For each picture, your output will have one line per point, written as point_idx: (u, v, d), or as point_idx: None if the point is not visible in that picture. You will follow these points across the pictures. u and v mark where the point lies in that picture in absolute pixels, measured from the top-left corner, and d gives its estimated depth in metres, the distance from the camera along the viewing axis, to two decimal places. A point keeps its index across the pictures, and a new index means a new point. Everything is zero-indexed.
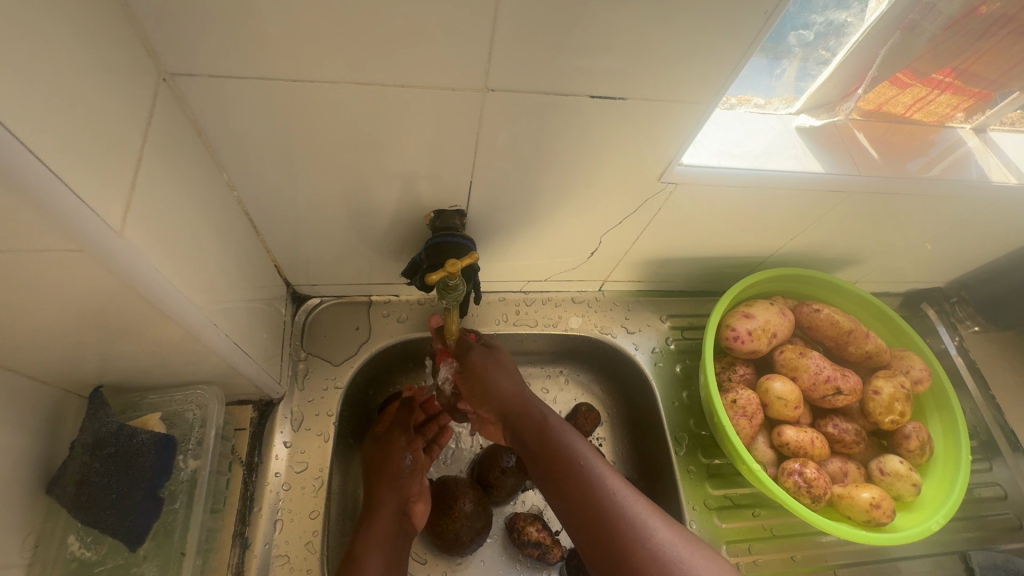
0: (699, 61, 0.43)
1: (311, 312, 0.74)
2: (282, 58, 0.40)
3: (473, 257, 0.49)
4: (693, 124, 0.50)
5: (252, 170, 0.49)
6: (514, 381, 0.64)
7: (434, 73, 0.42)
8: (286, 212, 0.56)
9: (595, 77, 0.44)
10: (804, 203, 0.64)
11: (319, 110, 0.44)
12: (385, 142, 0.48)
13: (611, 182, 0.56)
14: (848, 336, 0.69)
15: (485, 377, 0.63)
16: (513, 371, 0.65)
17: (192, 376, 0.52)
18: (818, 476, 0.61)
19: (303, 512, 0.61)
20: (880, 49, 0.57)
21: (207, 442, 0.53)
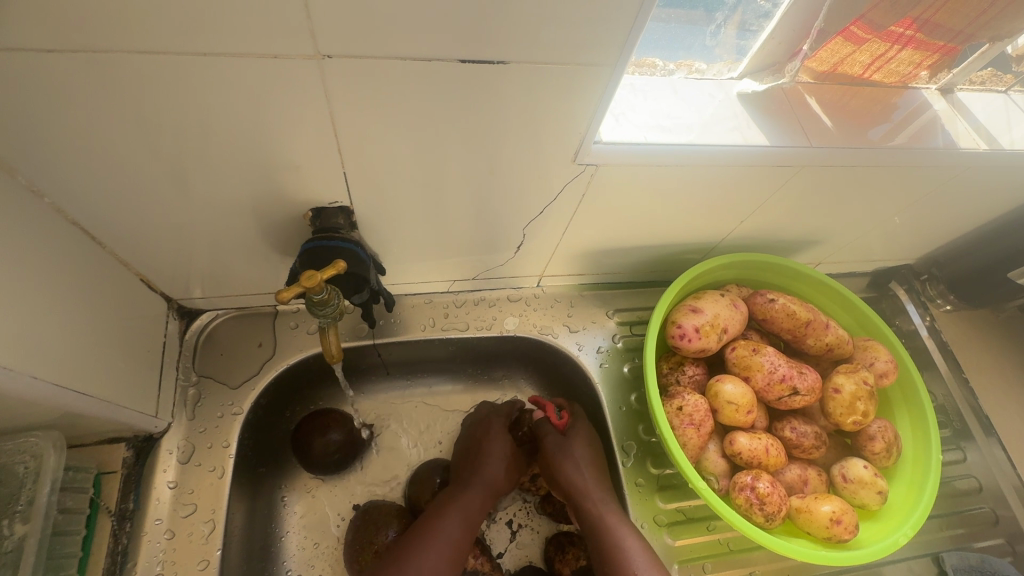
0: (591, 10, 0.35)
1: (205, 329, 0.65)
2: (28, 20, 0.30)
3: (336, 266, 0.44)
4: (601, 93, 0.41)
5: (60, 171, 0.40)
6: (590, 471, 0.61)
7: (247, 36, 0.33)
8: (127, 220, 0.46)
9: (461, 36, 0.35)
10: (751, 181, 0.56)
11: (112, 91, 0.35)
12: (217, 128, 0.39)
13: (519, 166, 0.48)
14: (806, 328, 0.62)
15: (557, 462, 0.62)
16: (591, 460, 0.62)
17: (13, 425, 0.43)
18: (773, 490, 0.54)
19: (190, 563, 0.53)
20: (827, 0, 0.50)
21: (38, 501, 0.44)
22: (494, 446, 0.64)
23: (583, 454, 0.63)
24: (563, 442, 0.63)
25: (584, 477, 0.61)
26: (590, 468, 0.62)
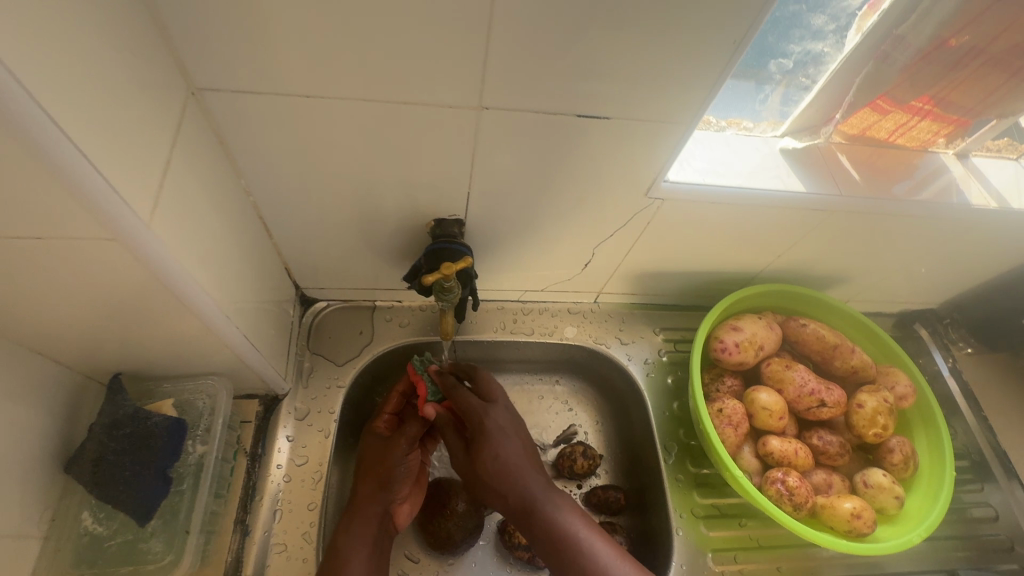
0: (675, 85, 0.48)
1: (317, 315, 0.78)
2: (296, 77, 0.44)
3: (466, 262, 0.57)
4: (674, 143, 0.54)
5: (268, 178, 0.54)
6: (522, 441, 0.63)
7: (433, 93, 0.47)
8: (297, 218, 0.60)
9: (579, 99, 0.48)
10: (788, 222, 0.67)
11: (329, 125, 0.49)
12: (389, 154, 0.53)
13: (600, 195, 0.60)
14: (833, 350, 0.71)
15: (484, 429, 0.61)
16: (526, 424, 0.65)
17: (203, 368, 0.56)
18: (800, 484, 0.63)
19: (302, 504, 0.64)
20: (856, 78, 0.60)
21: (215, 429, 0.57)
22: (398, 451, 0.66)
23: (516, 416, 0.65)
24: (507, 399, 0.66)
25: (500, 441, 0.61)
26: (520, 439, 0.63)
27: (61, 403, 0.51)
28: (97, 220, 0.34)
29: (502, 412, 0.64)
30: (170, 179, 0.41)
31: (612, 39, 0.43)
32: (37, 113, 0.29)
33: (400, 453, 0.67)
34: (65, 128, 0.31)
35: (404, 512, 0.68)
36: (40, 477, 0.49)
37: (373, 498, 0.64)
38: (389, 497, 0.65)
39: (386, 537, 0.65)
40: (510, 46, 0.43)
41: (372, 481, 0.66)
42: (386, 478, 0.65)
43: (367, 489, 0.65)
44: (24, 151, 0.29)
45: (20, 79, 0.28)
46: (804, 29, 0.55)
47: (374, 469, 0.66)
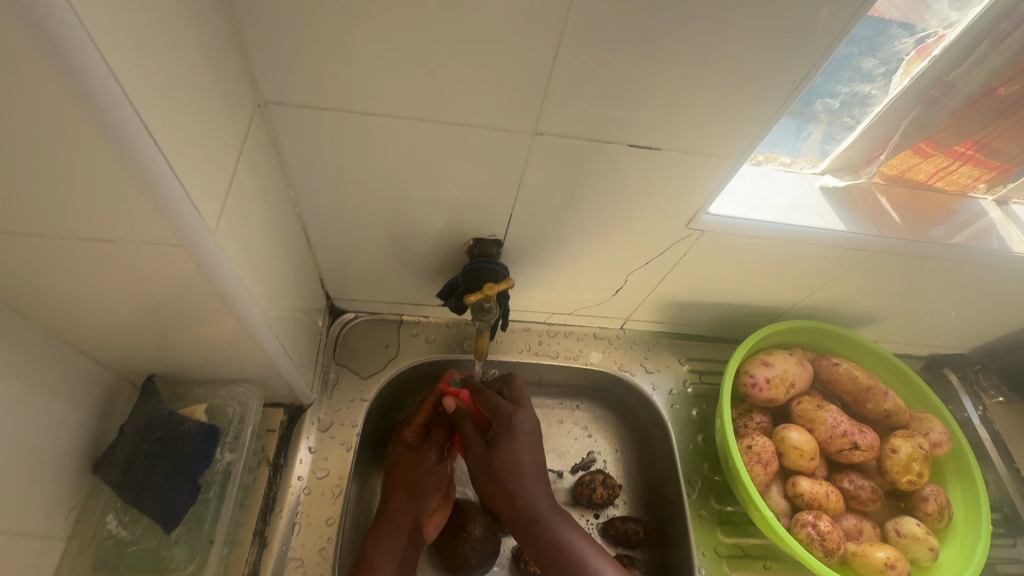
0: (727, 118, 0.49)
1: (345, 326, 0.78)
2: (361, 95, 0.46)
3: (508, 283, 0.57)
4: (722, 177, 0.55)
5: (318, 189, 0.55)
6: (534, 479, 0.61)
7: (490, 116, 0.48)
8: (338, 230, 0.61)
9: (632, 128, 0.50)
10: (826, 259, 0.67)
11: (384, 141, 0.50)
12: (439, 173, 0.54)
13: (640, 223, 0.61)
14: (866, 393, 0.71)
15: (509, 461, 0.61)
16: (533, 454, 0.63)
17: (237, 374, 0.57)
18: (832, 530, 0.62)
19: (321, 518, 0.63)
20: (902, 121, 0.60)
21: (244, 436, 0.57)
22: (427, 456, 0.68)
23: (533, 450, 0.63)
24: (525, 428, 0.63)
25: (515, 477, 0.61)
26: (533, 479, 0.61)
27: (100, 400, 0.52)
28: (172, 228, 0.35)
29: (512, 451, 0.62)
30: (235, 185, 0.42)
31: (676, 74, 0.45)
32: (134, 121, 0.29)
33: (430, 463, 0.68)
34: (155, 136, 0.31)
35: (433, 522, 0.68)
36: (70, 477, 0.49)
37: (403, 508, 0.65)
38: (419, 507, 0.66)
39: (417, 547, 0.65)
40: (571, 74, 0.45)
41: (404, 491, 0.66)
42: (416, 487, 0.66)
43: (401, 498, 0.66)
44: (115, 154, 0.30)
45: (124, 87, 0.28)
46: (853, 71, 0.55)
47: (406, 479, 0.67)
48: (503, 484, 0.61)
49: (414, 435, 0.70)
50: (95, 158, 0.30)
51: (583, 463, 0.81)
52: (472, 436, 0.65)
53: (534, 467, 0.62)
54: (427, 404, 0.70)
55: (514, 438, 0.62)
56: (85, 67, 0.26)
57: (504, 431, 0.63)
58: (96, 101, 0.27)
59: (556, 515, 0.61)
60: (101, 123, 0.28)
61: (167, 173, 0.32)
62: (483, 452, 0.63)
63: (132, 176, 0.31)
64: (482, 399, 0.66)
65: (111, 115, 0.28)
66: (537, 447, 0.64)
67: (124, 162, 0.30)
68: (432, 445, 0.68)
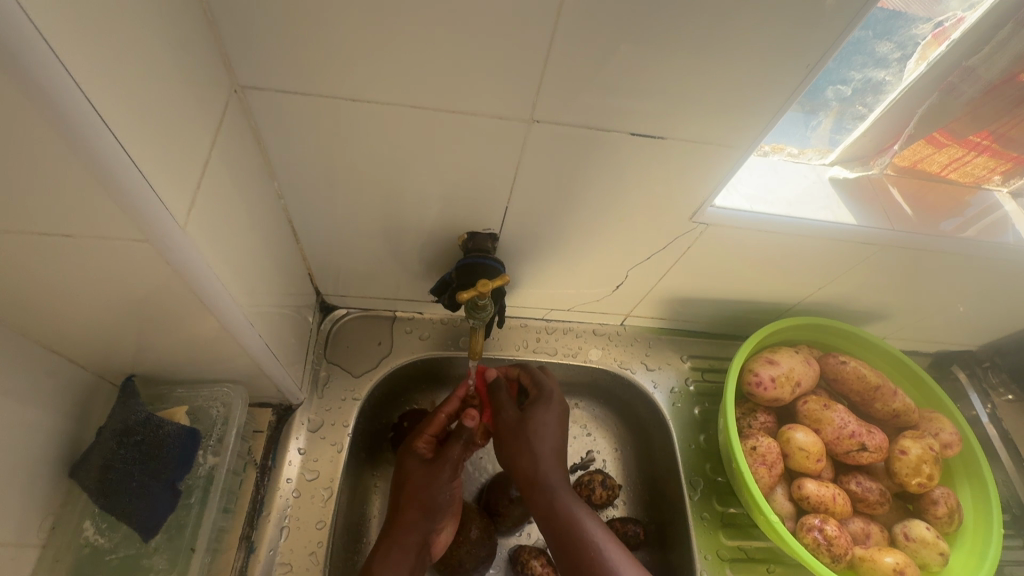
0: (734, 105, 0.46)
1: (336, 322, 0.75)
2: (343, 79, 0.43)
3: (503, 279, 0.55)
4: (728, 168, 0.53)
5: (303, 180, 0.53)
6: (554, 453, 0.63)
7: (482, 102, 0.45)
8: (326, 224, 0.58)
9: (633, 116, 0.47)
10: (834, 254, 0.64)
11: (371, 130, 0.47)
12: (429, 163, 0.51)
13: (641, 216, 0.58)
14: (875, 392, 0.68)
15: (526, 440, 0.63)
16: (558, 431, 0.64)
17: (220, 374, 0.54)
18: (839, 534, 0.60)
19: (310, 522, 0.61)
20: (918, 109, 0.57)
21: (227, 439, 0.56)
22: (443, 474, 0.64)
23: (555, 434, 0.64)
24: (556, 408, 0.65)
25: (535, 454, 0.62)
26: (553, 452, 0.63)
27: (76, 403, 0.49)
28: (133, 220, 0.33)
29: (543, 417, 0.64)
30: (207, 177, 0.39)
31: (681, 57, 0.42)
32: (80, 101, 0.27)
33: (444, 480, 0.64)
34: (107, 118, 0.28)
35: (443, 539, 0.64)
36: (44, 484, 0.47)
37: (414, 527, 0.62)
38: (429, 526, 0.62)
39: (422, 565, 0.62)
40: (568, 58, 0.42)
41: (416, 508, 0.63)
42: (428, 506, 0.63)
43: (412, 515, 0.62)
44: (61, 137, 0.27)
45: (66, 63, 0.26)
46: (867, 56, 0.52)
47: (418, 495, 0.63)
48: (526, 446, 0.62)
49: (428, 446, 0.67)
50: (39, 142, 0.27)
51: (582, 463, 0.79)
52: (506, 403, 0.66)
53: (557, 443, 0.63)
54: (440, 414, 0.67)
55: (547, 408, 0.64)
56: (19, 42, 0.23)
57: (540, 399, 0.65)
58: (34, 76, 0.25)
59: (569, 492, 0.61)
60: (42, 102, 0.26)
61: (122, 160, 0.30)
62: (516, 417, 0.64)
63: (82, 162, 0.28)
64: (526, 370, 0.69)
65: (53, 94, 0.26)
66: (563, 427, 0.65)
67: (71, 146, 0.28)
68: (449, 462, 0.65)
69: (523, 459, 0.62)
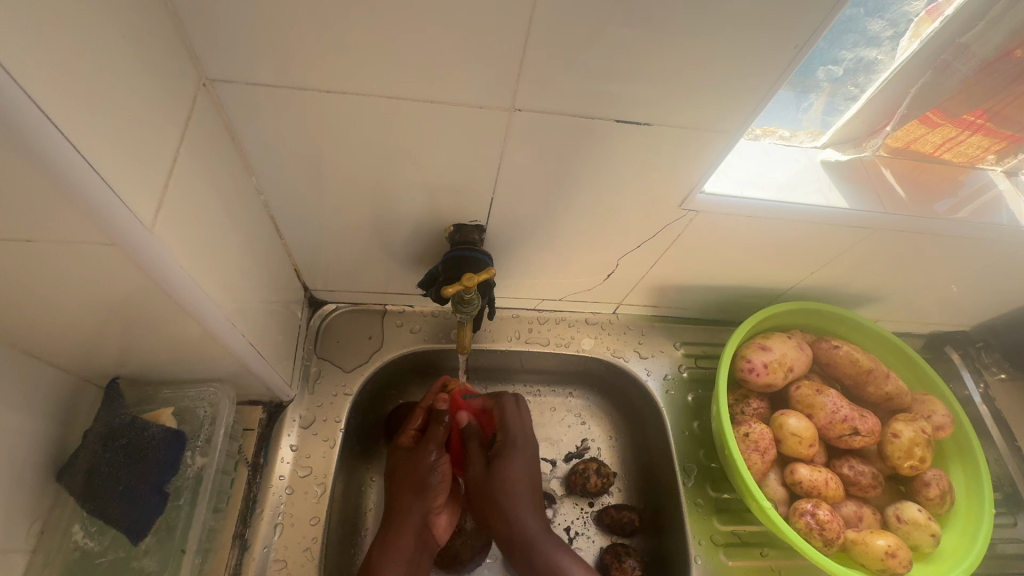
0: (721, 89, 0.45)
1: (326, 317, 0.74)
2: (316, 71, 0.41)
3: (489, 272, 0.54)
4: (717, 152, 0.52)
5: (282, 175, 0.51)
6: (528, 506, 0.62)
7: (461, 91, 0.44)
8: (309, 219, 0.57)
9: (617, 102, 0.46)
10: (827, 238, 0.64)
11: (349, 122, 0.46)
12: (410, 155, 0.50)
13: (629, 204, 0.57)
14: (868, 375, 0.68)
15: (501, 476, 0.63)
16: (529, 477, 0.64)
17: (207, 374, 0.54)
18: (832, 518, 0.60)
19: (304, 518, 0.61)
20: (910, 89, 0.56)
21: (215, 439, 0.55)
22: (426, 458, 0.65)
23: (527, 468, 0.64)
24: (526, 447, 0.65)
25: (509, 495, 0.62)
26: (526, 497, 0.63)
27: (61, 407, 0.49)
28: (95, 225, 0.32)
29: (510, 468, 0.64)
30: (176, 176, 0.38)
31: (664, 40, 0.41)
32: (26, 106, 0.25)
33: (429, 462, 0.64)
34: (58, 122, 0.27)
35: (444, 523, 0.64)
36: (30, 489, 0.46)
37: (409, 508, 0.62)
38: (425, 506, 0.63)
39: (426, 551, 0.62)
40: (547, 43, 0.41)
41: (408, 491, 0.63)
42: (421, 488, 0.63)
43: (406, 499, 0.63)
44: (7, 143, 0.26)
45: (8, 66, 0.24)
46: (859, 35, 0.50)
47: (408, 480, 0.64)
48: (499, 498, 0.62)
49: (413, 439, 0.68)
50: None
51: (577, 452, 0.79)
52: (475, 457, 0.66)
53: (529, 489, 0.63)
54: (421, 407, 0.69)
55: (512, 458, 0.64)
56: None
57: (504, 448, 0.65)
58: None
59: (550, 540, 0.61)
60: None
61: (78, 164, 0.29)
62: (483, 473, 0.64)
63: (34, 169, 0.27)
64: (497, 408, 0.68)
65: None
66: (533, 474, 0.65)
67: (21, 153, 0.26)
68: (430, 443, 0.65)
69: (498, 520, 0.62)
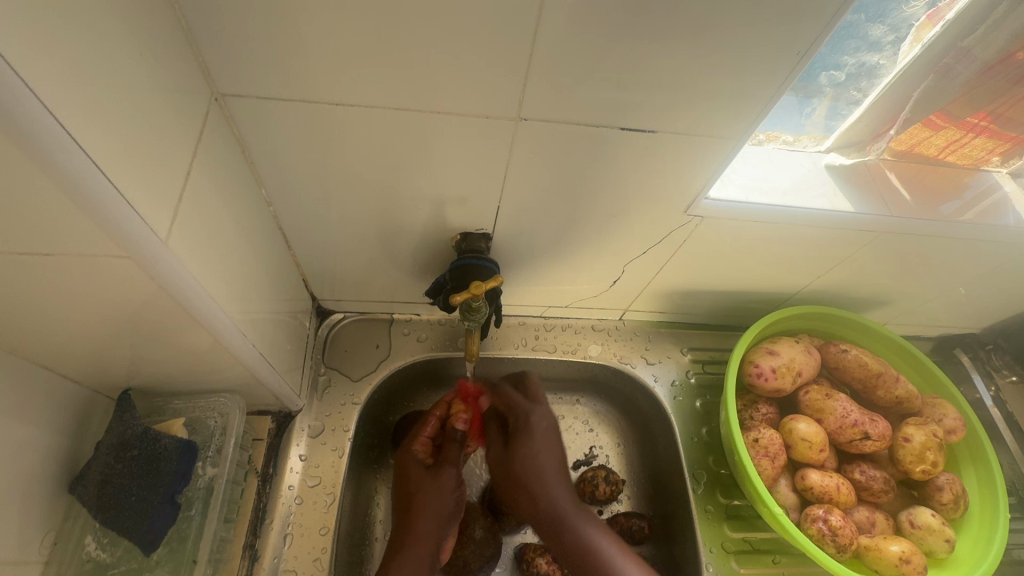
0: (722, 98, 0.46)
1: (334, 327, 0.75)
2: (326, 84, 0.42)
3: (496, 280, 0.55)
4: (721, 159, 0.52)
5: (291, 187, 0.52)
6: (553, 469, 0.63)
7: (469, 103, 0.44)
8: (317, 229, 0.58)
9: (622, 111, 0.46)
10: (832, 242, 0.64)
11: (357, 136, 0.47)
12: (418, 167, 0.51)
13: (635, 212, 0.58)
14: (877, 379, 0.68)
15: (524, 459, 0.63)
16: (556, 445, 0.65)
17: (216, 386, 0.55)
18: (844, 525, 0.60)
19: (314, 528, 0.61)
20: (913, 92, 0.56)
21: (226, 450, 0.56)
22: (449, 471, 0.66)
23: (548, 446, 0.64)
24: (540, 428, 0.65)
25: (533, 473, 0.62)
26: (557, 465, 0.64)
27: (76, 419, 0.49)
28: (115, 242, 0.32)
29: (534, 446, 0.63)
30: (189, 189, 0.39)
31: (667, 47, 0.41)
32: (33, 105, 0.25)
33: (450, 484, 0.65)
34: (65, 123, 0.27)
35: (450, 544, 0.65)
36: (44, 500, 0.47)
37: (431, 534, 0.62)
38: (444, 531, 0.63)
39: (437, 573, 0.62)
40: (552, 56, 0.41)
41: (430, 517, 0.63)
42: (445, 514, 0.64)
43: (426, 524, 0.62)
44: (15, 143, 0.26)
45: (10, 64, 0.24)
46: (860, 40, 0.51)
47: (430, 504, 0.63)
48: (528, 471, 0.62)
49: (424, 450, 0.68)
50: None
51: (585, 459, 0.79)
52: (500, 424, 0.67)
53: (556, 456, 0.64)
54: (434, 417, 0.69)
55: (533, 435, 0.64)
56: None
57: (522, 430, 0.65)
58: None
59: (576, 508, 0.61)
60: None
61: (86, 168, 0.29)
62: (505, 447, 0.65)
63: (42, 170, 0.27)
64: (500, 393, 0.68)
65: (7, 108, 0.25)
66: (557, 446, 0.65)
67: (26, 153, 0.26)
68: (451, 465, 0.66)
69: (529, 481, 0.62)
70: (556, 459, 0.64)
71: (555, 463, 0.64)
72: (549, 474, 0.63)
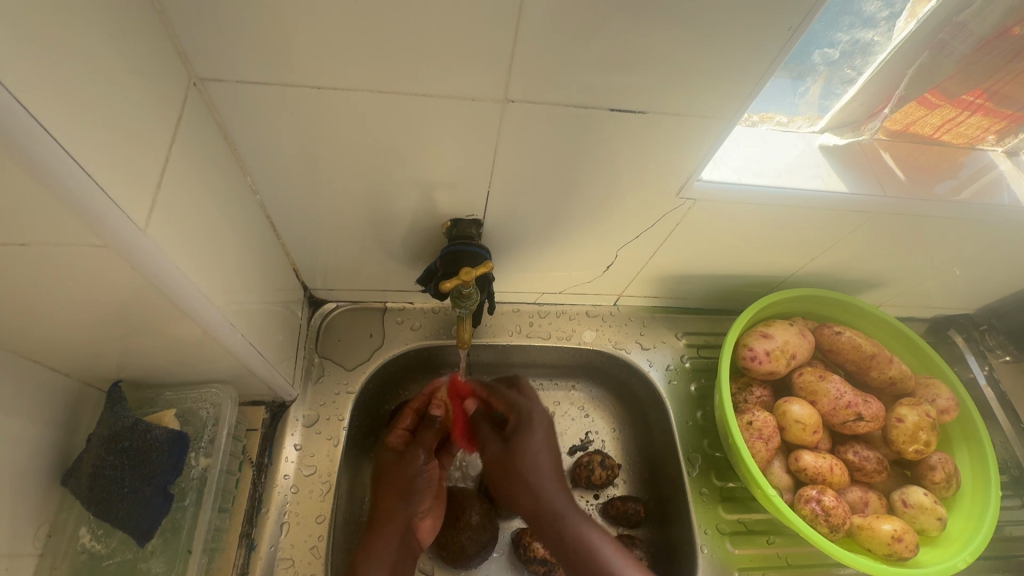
0: (714, 77, 0.45)
1: (327, 316, 0.74)
2: (308, 67, 0.41)
3: (486, 266, 0.54)
4: (713, 141, 0.51)
5: (277, 174, 0.51)
6: (551, 474, 0.61)
7: (455, 85, 0.44)
8: (306, 217, 0.57)
9: (612, 92, 0.45)
10: (826, 224, 0.63)
11: (342, 121, 0.46)
12: (405, 152, 0.50)
13: (627, 195, 0.57)
14: (871, 360, 0.68)
15: (521, 463, 0.61)
16: (548, 449, 0.63)
17: (206, 377, 0.54)
18: (836, 504, 0.60)
19: (310, 516, 0.62)
20: (908, 70, 0.56)
21: (219, 440, 0.56)
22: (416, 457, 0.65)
23: (546, 448, 0.63)
24: (538, 427, 0.63)
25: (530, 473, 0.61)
26: (551, 475, 0.61)
27: (67, 411, 0.49)
28: (92, 233, 0.32)
29: (530, 450, 0.62)
30: (168, 176, 0.38)
31: (657, 25, 0.40)
32: None
33: (419, 465, 0.65)
34: (33, 110, 0.26)
35: (427, 526, 0.65)
36: (37, 493, 0.46)
37: (394, 511, 0.62)
38: (410, 510, 0.63)
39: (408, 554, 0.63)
40: (539, 35, 0.40)
41: (393, 494, 0.63)
42: (408, 491, 0.63)
43: (393, 502, 0.63)
44: None
45: None
46: (854, 16, 0.50)
47: (395, 483, 0.64)
48: (525, 476, 0.61)
49: (399, 439, 0.67)
50: None
51: (581, 445, 0.79)
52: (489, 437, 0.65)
53: (550, 463, 0.62)
54: (410, 407, 0.68)
55: (531, 435, 0.63)
56: None
57: (519, 428, 0.63)
58: None
59: (577, 514, 0.59)
60: None
61: (57, 157, 0.28)
62: (501, 447, 0.63)
63: (11, 161, 0.26)
64: (496, 394, 0.67)
65: None
66: (552, 446, 0.63)
67: None
68: (421, 447, 0.66)
69: (527, 492, 0.60)
70: (552, 464, 0.62)
71: (552, 467, 0.62)
72: (546, 479, 0.61)
